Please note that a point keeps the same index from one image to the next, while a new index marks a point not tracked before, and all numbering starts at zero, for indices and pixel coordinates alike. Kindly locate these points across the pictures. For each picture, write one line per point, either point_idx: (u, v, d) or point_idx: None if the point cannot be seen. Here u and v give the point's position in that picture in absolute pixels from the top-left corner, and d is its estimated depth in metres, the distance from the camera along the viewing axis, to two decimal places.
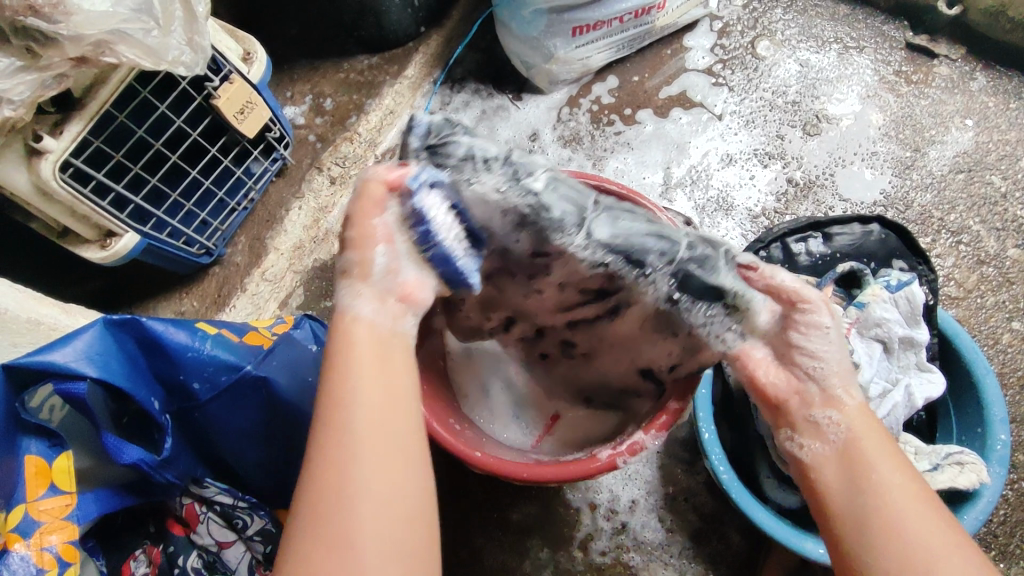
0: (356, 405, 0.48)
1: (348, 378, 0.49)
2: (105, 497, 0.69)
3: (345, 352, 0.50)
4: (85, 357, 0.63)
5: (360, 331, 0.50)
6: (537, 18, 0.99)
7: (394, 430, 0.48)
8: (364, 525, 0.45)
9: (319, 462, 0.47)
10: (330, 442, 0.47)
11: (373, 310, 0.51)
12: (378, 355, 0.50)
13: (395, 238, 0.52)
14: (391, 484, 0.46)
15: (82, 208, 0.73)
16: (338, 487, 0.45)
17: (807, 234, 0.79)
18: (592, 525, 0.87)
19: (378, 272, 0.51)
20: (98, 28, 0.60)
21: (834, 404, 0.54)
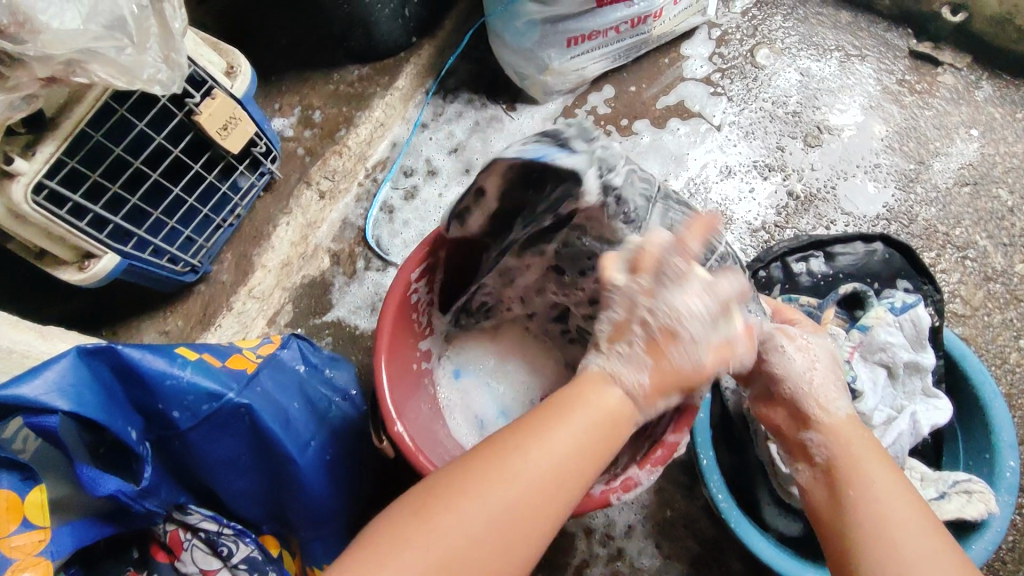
0: (548, 452, 0.50)
1: (560, 430, 0.51)
2: (82, 529, 0.66)
3: (576, 403, 0.52)
4: (57, 390, 0.61)
5: (607, 400, 0.53)
6: (530, 29, 0.97)
7: (560, 497, 0.50)
8: (470, 517, 0.47)
9: (482, 471, 0.49)
10: (518, 440, 0.50)
11: (649, 403, 0.54)
12: (602, 430, 0.52)
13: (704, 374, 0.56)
14: (518, 537, 0.48)
15: (57, 230, 0.71)
16: (482, 502, 0.48)
17: (809, 253, 0.77)
18: (587, 552, 0.85)
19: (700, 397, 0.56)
20: (67, 47, 0.57)
21: (821, 424, 0.58)
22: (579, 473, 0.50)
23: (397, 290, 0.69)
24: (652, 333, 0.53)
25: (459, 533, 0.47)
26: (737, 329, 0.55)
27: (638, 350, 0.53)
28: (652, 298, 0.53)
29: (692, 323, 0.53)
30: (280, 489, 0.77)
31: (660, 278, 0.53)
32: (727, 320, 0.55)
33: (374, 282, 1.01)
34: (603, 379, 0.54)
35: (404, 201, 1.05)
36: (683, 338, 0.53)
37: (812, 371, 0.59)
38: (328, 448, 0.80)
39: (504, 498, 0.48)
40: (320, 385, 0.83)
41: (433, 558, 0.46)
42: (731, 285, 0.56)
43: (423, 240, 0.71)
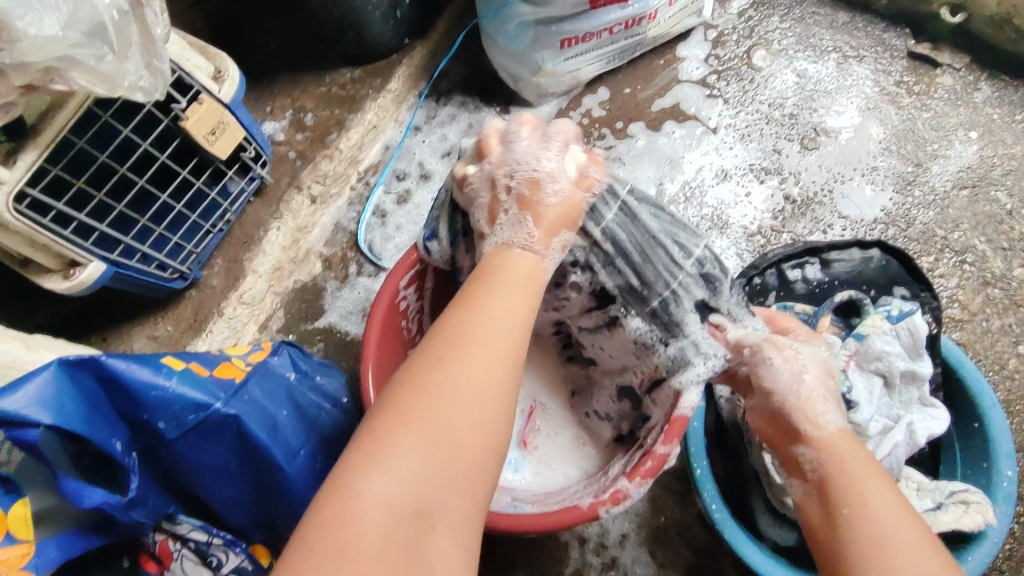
0: (482, 319, 0.51)
1: (487, 298, 0.53)
2: (68, 541, 0.64)
3: (488, 276, 0.55)
4: (38, 402, 0.60)
5: (516, 267, 0.56)
6: (523, 30, 0.95)
7: (513, 352, 0.51)
8: (443, 393, 0.47)
9: (425, 359, 0.49)
10: (454, 320, 0.51)
11: (554, 252, 0.59)
12: (523, 291, 0.55)
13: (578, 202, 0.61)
14: (487, 407, 0.48)
15: (41, 239, 0.70)
16: (440, 382, 0.47)
17: (805, 260, 0.76)
18: (581, 560, 0.84)
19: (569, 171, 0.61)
20: (46, 55, 0.57)
21: (811, 438, 0.58)
22: (516, 331, 0.52)
23: (386, 296, 0.68)
24: (519, 191, 0.59)
25: (427, 421, 0.45)
26: (590, 159, 0.62)
27: (518, 211, 0.59)
28: (504, 166, 0.60)
29: (548, 165, 0.59)
30: (269, 498, 0.76)
31: (506, 146, 0.61)
32: (575, 158, 0.61)
33: (366, 287, 1.00)
34: (509, 249, 0.58)
35: (396, 205, 1.04)
36: (546, 178, 0.59)
37: (801, 382, 0.60)
38: (318, 456, 0.79)
39: (459, 372, 0.48)
40: (311, 392, 0.83)
41: (421, 444, 0.44)
42: (564, 127, 0.62)
43: (410, 249, 0.71)
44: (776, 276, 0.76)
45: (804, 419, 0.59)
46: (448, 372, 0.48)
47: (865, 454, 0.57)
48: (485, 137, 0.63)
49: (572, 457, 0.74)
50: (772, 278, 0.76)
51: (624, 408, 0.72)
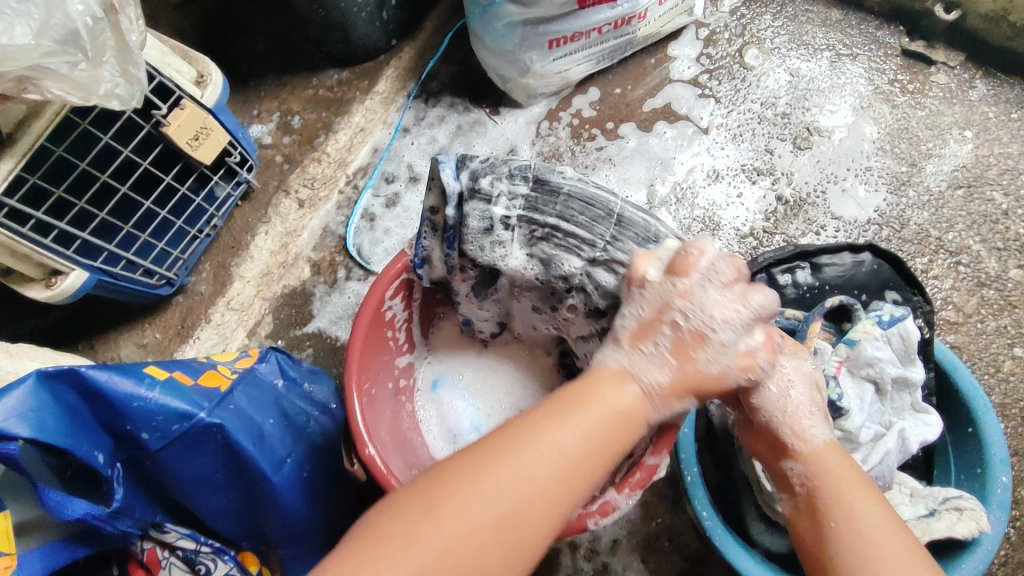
0: (553, 460, 0.48)
1: (570, 427, 0.49)
2: (52, 553, 0.63)
3: (587, 400, 0.50)
4: (16, 415, 0.59)
5: (620, 397, 0.51)
6: (511, 31, 0.94)
7: (561, 504, 0.48)
8: (481, 512, 0.46)
9: (481, 477, 0.47)
10: (534, 433, 0.48)
11: (669, 410, 0.52)
12: (614, 434, 0.50)
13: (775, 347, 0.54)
14: (517, 547, 0.46)
15: (20, 249, 0.69)
16: (483, 507, 0.46)
17: (795, 264, 0.75)
18: (571, 567, 0.83)
19: (733, 343, 0.51)
20: (16, 64, 0.56)
21: (800, 453, 0.57)
22: (586, 476, 0.48)
23: (371, 304, 0.67)
24: (682, 334, 0.51)
25: (454, 546, 0.45)
26: (765, 343, 0.53)
27: (667, 352, 0.51)
28: (689, 300, 0.51)
29: (727, 332, 0.51)
30: (256, 507, 0.75)
31: (702, 283, 0.51)
32: (751, 315, 0.52)
33: (355, 291, 0.99)
34: (616, 372, 0.52)
35: (385, 208, 1.03)
36: (717, 345, 0.51)
37: (786, 397, 0.57)
38: (305, 464, 0.78)
39: (498, 501, 0.46)
40: (299, 399, 0.82)
41: (434, 556, 0.44)
42: (765, 302, 0.52)
43: (395, 258, 0.69)
44: (767, 279, 0.75)
45: (789, 433, 0.59)
46: (501, 498, 0.46)
47: (850, 464, 0.57)
48: (682, 257, 0.52)
49: None
50: (763, 281, 0.75)
51: None
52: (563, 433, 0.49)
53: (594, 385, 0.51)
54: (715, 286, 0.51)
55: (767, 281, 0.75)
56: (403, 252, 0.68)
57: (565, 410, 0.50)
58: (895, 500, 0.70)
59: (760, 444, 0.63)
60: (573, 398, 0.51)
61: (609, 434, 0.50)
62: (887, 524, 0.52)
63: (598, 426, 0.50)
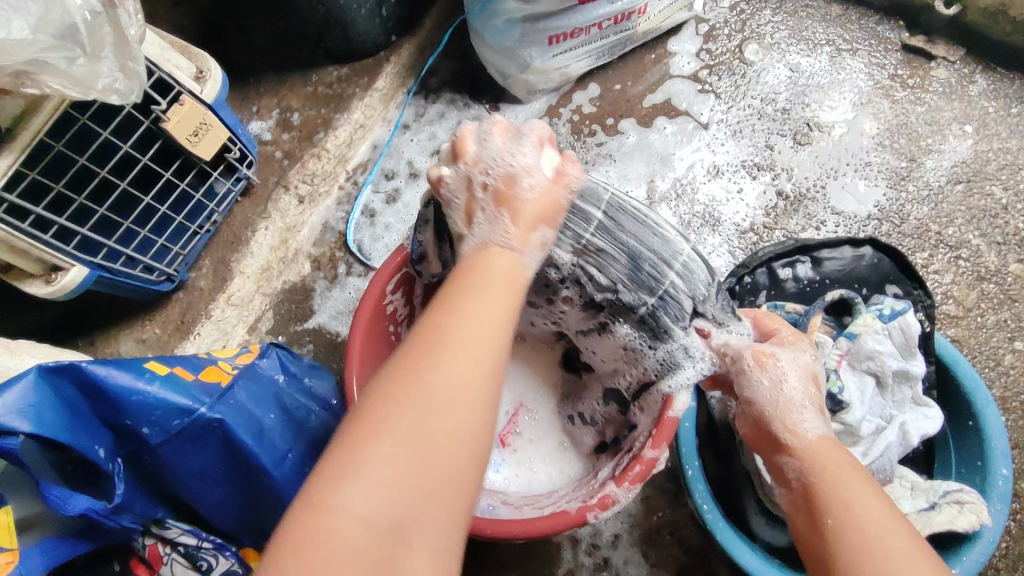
0: (459, 328, 0.49)
1: (467, 301, 0.50)
2: (53, 548, 0.63)
3: (469, 276, 0.53)
4: (16, 410, 0.59)
5: (495, 266, 0.54)
6: (511, 27, 0.93)
7: (488, 363, 0.48)
8: (424, 407, 0.44)
9: (395, 374, 0.46)
10: (437, 323, 0.49)
11: (530, 248, 0.56)
12: (507, 289, 0.53)
13: (540, 150, 0.58)
14: (465, 416, 0.46)
15: (20, 245, 0.69)
16: (419, 390, 0.45)
17: (796, 258, 0.76)
18: (573, 561, 0.83)
19: (521, 164, 0.56)
20: (14, 59, 0.56)
21: (793, 449, 0.58)
22: (497, 329, 0.50)
23: (371, 299, 0.67)
24: (495, 187, 0.56)
25: (405, 436, 0.43)
26: (563, 159, 0.59)
27: (495, 207, 0.56)
28: (483, 163, 0.56)
29: (524, 161, 0.56)
30: (258, 503, 0.75)
31: (480, 144, 0.57)
32: (552, 159, 0.58)
33: (356, 287, 0.99)
34: (486, 246, 0.56)
35: (385, 204, 1.03)
36: (522, 172, 0.56)
37: (780, 388, 0.59)
38: (306, 460, 0.77)
39: (438, 384, 0.46)
40: (300, 394, 0.82)
41: (396, 458, 0.43)
42: (541, 127, 0.60)
43: (395, 253, 0.69)
44: (767, 274, 0.76)
45: (783, 429, 0.59)
46: (434, 386, 0.45)
47: (845, 457, 0.57)
48: (456, 137, 0.58)
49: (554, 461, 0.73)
50: (762, 276, 0.76)
51: (610, 412, 0.72)
52: (461, 307, 0.50)
53: (468, 269, 0.54)
54: (487, 133, 0.58)
55: (767, 276, 0.76)
56: (404, 246, 0.68)
57: (446, 296, 0.52)
58: (896, 493, 0.70)
59: (759, 445, 0.62)
60: (455, 284, 0.53)
61: (502, 296, 0.52)
62: (885, 513, 0.52)
63: (488, 289, 0.52)
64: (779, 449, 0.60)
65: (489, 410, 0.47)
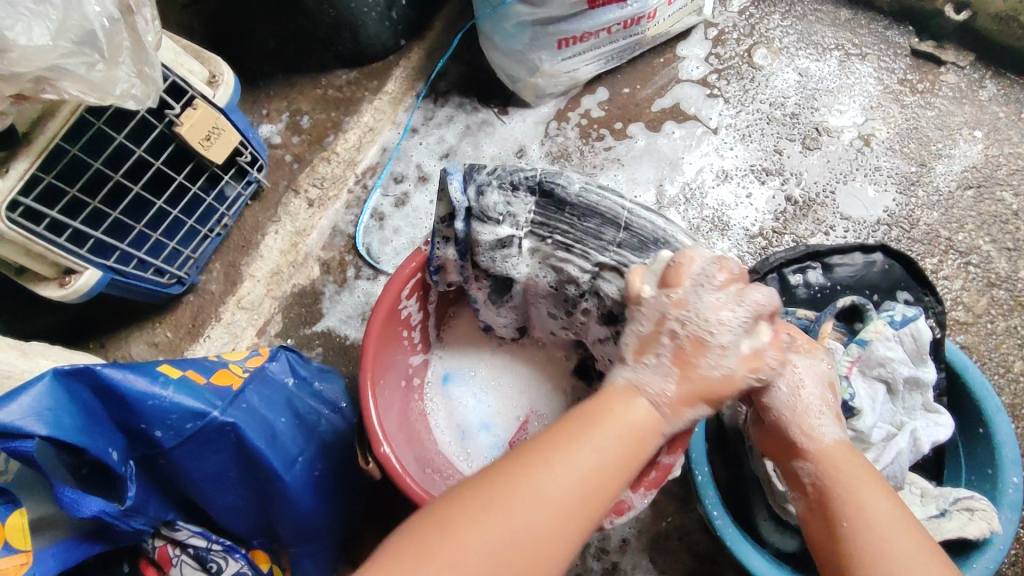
0: (558, 476, 0.46)
1: (586, 445, 0.48)
2: (67, 549, 0.64)
3: (603, 418, 0.49)
4: (32, 414, 0.59)
5: (633, 414, 0.49)
6: (521, 31, 0.94)
7: (579, 519, 0.46)
8: (502, 535, 0.45)
9: (482, 497, 0.46)
10: (550, 451, 0.47)
11: (679, 421, 0.50)
12: (635, 443, 0.49)
13: (772, 315, 0.52)
14: (531, 564, 0.45)
15: (35, 248, 0.69)
16: (499, 520, 0.45)
17: (807, 264, 0.76)
18: (582, 566, 0.83)
19: (738, 326, 0.50)
20: (35, 64, 0.57)
21: (809, 453, 0.58)
22: (604, 493, 0.47)
23: (386, 304, 0.67)
24: (682, 345, 0.50)
25: (470, 561, 0.44)
26: (771, 341, 0.52)
27: (666, 363, 0.50)
28: (684, 308, 0.50)
29: (722, 331, 0.50)
30: (268, 505, 0.76)
31: (695, 288, 0.51)
32: (755, 311, 0.51)
33: (365, 291, 0.99)
34: (634, 395, 0.50)
35: (394, 208, 1.03)
36: (717, 348, 0.50)
37: (797, 395, 0.58)
38: (317, 462, 0.78)
39: (523, 516, 0.45)
40: (310, 397, 0.82)
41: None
42: (762, 298, 0.51)
43: (411, 257, 0.69)
44: (778, 280, 0.75)
45: (800, 434, 0.58)
46: (519, 521, 0.45)
47: (861, 462, 0.57)
48: (675, 266, 0.52)
49: None
50: (773, 282, 0.76)
51: None
52: (577, 446, 0.48)
53: (600, 408, 0.50)
54: (708, 269, 0.52)
55: (779, 282, 0.75)
56: (419, 250, 0.69)
57: (566, 426, 0.49)
58: (906, 500, 0.70)
59: (773, 447, 0.62)
60: (584, 417, 0.49)
61: (620, 452, 0.48)
62: (899, 517, 0.53)
63: (611, 439, 0.48)
64: (794, 453, 0.59)
65: (559, 560, 0.46)
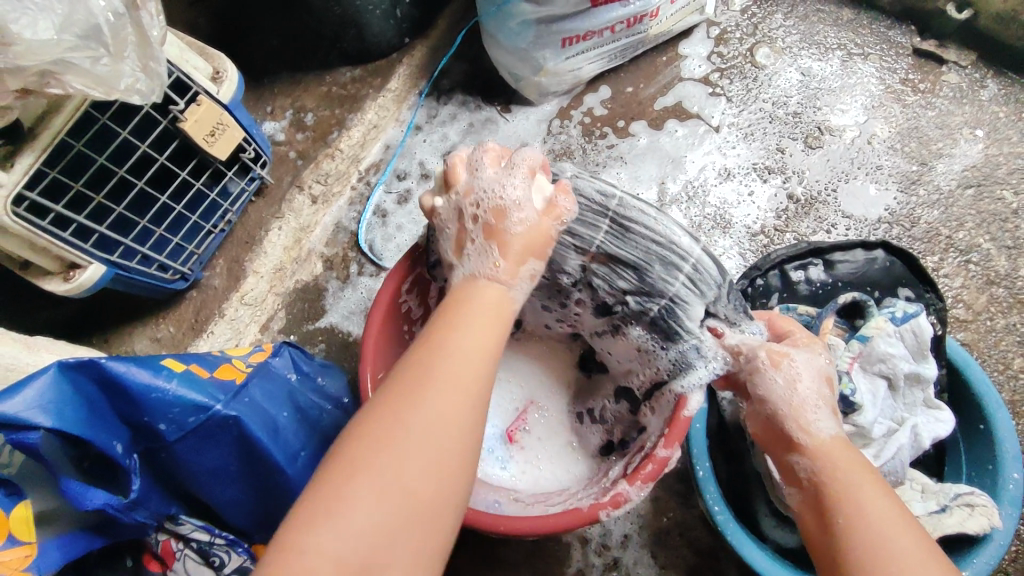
0: (442, 366, 0.51)
1: (454, 329, 0.53)
2: (70, 542, 0.64)
3: (458, 306, 0.56)
4: (37, 405, 0.59)
5: (485, 296, 0.56)
6: (524, 29, 0.94)
7: (474, 387, 0.51)
8: (419, 426, 0.48)
9: (380, 409, 0.49)
10: (426, 350, 0.52)
11: (519, 281, 0.58)
12: (494, 320, 0.55)
13: (535, 173, 0.61)
14: (451, 441, 0.49)
15: (41, 242, 0.70)
16: (406, 411, 0.49)
17: (808, 261, 0.76)
18: (583, 561, 0.84)
19: (508, 195, 0.58)
20: (40, 58, 0.57)
21: (805, 447, 0.58)
22: (482, 362, 0.53)
23: (386, 296, 0.67)
24: (484, 221, 0.58)
25: (395, 453, 0.47)
26: (555, 188, 0.61)
27: (484, 241, 0.58)
28: (500, 215, 0.58)
29: (511, 192, 0.59)
30: (271, 500, 0.76)
31: (471, 176, 0.60)
32: (541, 190, 0.60)
33: (367, 287, 0.99)
34: (475, 280, 0.58)
35: (397, 205, 1.03)
36: (512, 207, 0.58)
37: (794, 387, 0.59)
38: (319, 457, 0.78)
39: (428, 403, 0.49)
40: (312, 393, 0.82)
41: (389, 471, 0.46)
42: (532, 157, 0.61)
43: (411, 250, 0.69)
44: (779, 276, 0.76)
45: (796, 428, 0.59)
46: (424, 406, 0.49)
47: (858, 459, 0.57)
48: (450, 165, 0.62)
49: (559, 460, 0.74)
50: (775, 279, 0.76)
51: (620, 409, 0.73)
52: (450, 334, 0.53)
53: (451, 303, 0.56)
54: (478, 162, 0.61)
55: (780, 278, 0.76)
56: (419, 242, 0.69)
57: (431, 327, 0.54)
58: (907, 495, 0.70)
59: (770, 443, 0.62)
60: (445, 312, 0.55)
61: (488, 328, 0.54)
62: (898, 518, 0.53)
63: (475, 321, 0.54)
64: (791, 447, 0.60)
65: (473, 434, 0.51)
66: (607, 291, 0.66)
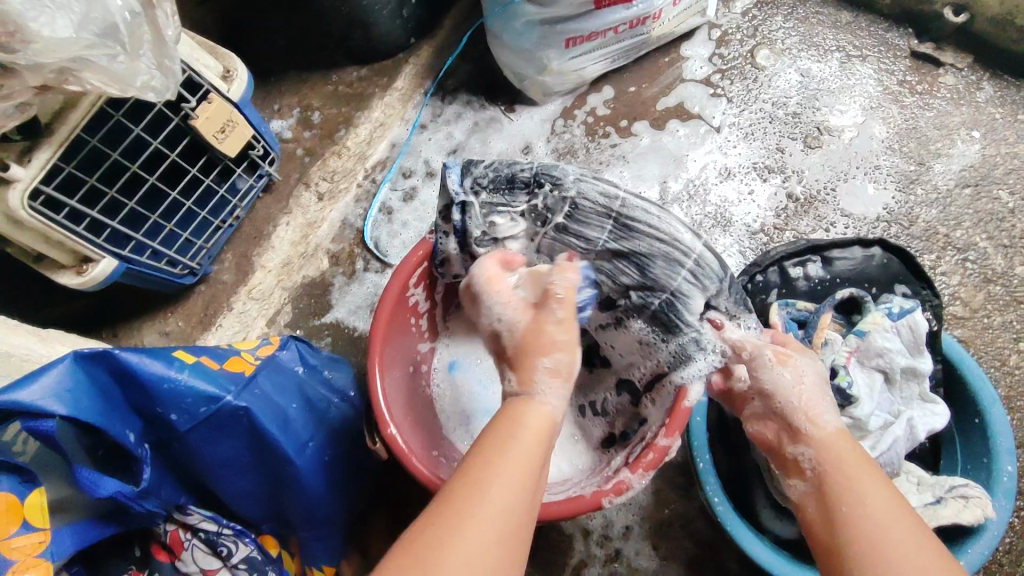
0: (495, 505, 0.47)
1: (506, 455, 0.50)
2: (83, 530, 0.66)
3: (509, 430, 0.52)
4: (54, 394, 0.61)
5: (531, 418, 0.53)
6: (529, 30, 0.96)
7: (520, 528, 0.48)
8: (469, 564, 0.44)
9: (422, 553, 0.45)
10: (480, 476, 0.48)
11: (542, 388, 0.55)
12: (542, 448, 0.52)
13: (503, 279, 0.60)
14: None
15: (56, 236, 0.71)
16: (456, 545, 0.45)
17: (807, 257, 0.78)
18: (585, 552, 0.85)
19: (491, 314, 0.59)
20: (59, 56, 0.58)
21: (810, 437, 0.60)
22: (532, 498, 0.49)
23: (394, 292, 0.69)
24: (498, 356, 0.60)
25: None
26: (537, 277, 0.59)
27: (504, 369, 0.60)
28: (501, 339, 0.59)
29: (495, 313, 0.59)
30: (279, 489, 0.78)
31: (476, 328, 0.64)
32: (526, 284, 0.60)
33: (373, 283, 1.00)
34: (516, 399, 0.55)
35: (403, 202, 1.04)
36: (504, 323, 0.59)
37: (799, 384, 0.62)
38: (326, 448, 0.80)
39: (479, 540, 0.45)
40: (320, 385, 0.83)
41: None
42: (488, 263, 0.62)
43: (418, 247, 0.71)
44: (778, 273, 0.78)
45: (802, 416, 0.61)
46: (475, 541, 0.45)
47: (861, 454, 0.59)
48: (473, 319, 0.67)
49: (562, 451, 0.75)
50: (774, 276, 0.78)
51: (621, 401, 0.74)
52: (504, 461, 0.49)
53: (501, 423, 0.53)
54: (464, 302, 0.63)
55: (779, 274, 0.77)
56: (426, 239, 0.71)
57: (481, 447, 0.51)
58: (903, 488, 0.72)
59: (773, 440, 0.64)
60: (495, 431, 0.52)
61: (537, 457, 0.51)
62: (899, 509, 0.53)
63: (526, 449, 0.51)
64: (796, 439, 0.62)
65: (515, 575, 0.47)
66: (611, 286, 0.66)
